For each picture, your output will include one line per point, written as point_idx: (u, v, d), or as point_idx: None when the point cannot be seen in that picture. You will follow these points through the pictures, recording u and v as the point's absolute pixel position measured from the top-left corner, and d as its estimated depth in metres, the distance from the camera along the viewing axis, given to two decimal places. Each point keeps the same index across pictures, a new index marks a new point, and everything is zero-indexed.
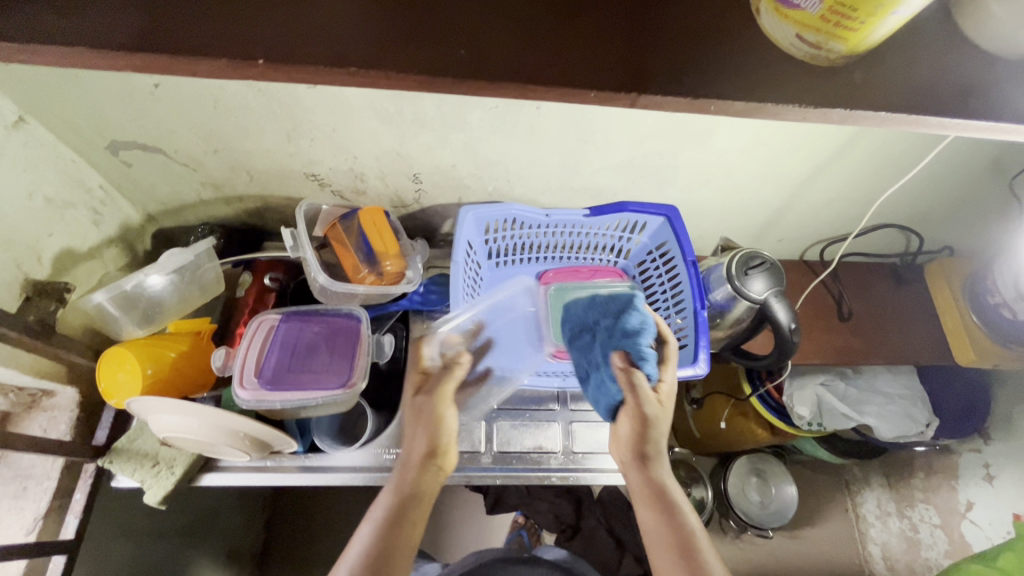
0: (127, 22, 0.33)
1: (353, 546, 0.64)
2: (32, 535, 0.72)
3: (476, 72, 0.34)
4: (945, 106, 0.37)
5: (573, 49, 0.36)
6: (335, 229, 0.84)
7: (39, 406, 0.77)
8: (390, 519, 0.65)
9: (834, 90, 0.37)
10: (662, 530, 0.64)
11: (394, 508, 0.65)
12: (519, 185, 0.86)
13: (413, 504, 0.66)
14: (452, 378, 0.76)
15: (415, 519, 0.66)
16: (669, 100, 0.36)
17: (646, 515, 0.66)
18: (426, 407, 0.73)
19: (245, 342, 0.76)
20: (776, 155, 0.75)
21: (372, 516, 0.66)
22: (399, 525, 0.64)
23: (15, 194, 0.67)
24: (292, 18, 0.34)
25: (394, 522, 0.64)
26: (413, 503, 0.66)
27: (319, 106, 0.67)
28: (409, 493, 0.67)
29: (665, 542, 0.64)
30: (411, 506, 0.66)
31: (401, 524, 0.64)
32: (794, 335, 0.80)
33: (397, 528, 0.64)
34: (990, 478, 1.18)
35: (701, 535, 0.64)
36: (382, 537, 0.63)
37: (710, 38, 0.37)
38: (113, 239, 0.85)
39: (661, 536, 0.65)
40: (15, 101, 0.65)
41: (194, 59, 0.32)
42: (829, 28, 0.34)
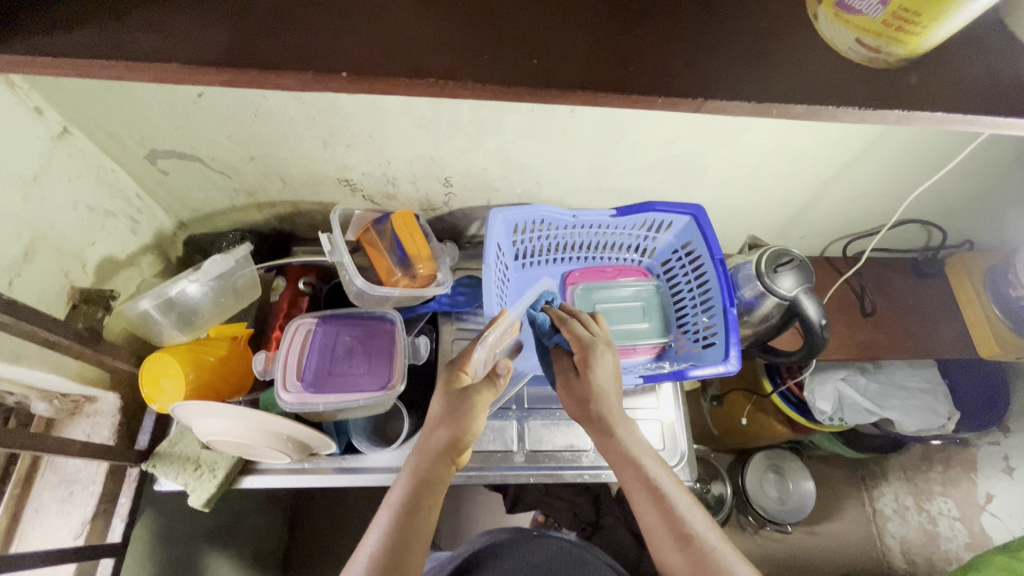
0: (221, 41, 0.35)
1: (372, 532, 0.61)
2: (80, 539, 0.73)
3: (549, 81, 0.36)
4: (996, 106, 0.38)
5: (636, 56, 0.38)
6: (369, 233, 0.85)
7: (83, 412, 0.79)
8: (406, 506, 0.62)
9: (887, 92, 0.38)
10: (647, 505, 0.62)
11: (410, 498, 0.63)
12: (547, 187, 0.86)
13: (432, 495, 0.64)
14: (496, 390, 0.70)
15: (430, 508, 0.63)
16: (735, 104, 0.37)
17: (633, 489, 0.64)
18: (455, 404, 0.68)
19: (284, 346, 0.78)
20: (805, 154, 0.76)
21: (390, 500, 0.63)
22: (416, 513, 0.62)
23: (62, 204, 0.68)
24: (374, 34, 0.36)
25: (410, 510, 0.62)
26: (431, 496, 0.63)
27: (357, 113, 0.68)
28: (429, 484, 0.64)
29: (649, 511, 0.62)
30: (428, 498, 0.63)
31: (420, 514, 0.62)
32: (824, 331, 0.81)
33: (414, 518, 0.61)
34: (1010, 470, 1.18)
35: (678, 496, 0.62)
36: (397, 527, 0.60)
37: (764, 43, 0.39)
38: (148, 247, 0.86)
39: (639, 495, 0.63)
40: (62, 113, 0.66)
41: (284, 74, 0.35)
42: (890, 32, 0.36)
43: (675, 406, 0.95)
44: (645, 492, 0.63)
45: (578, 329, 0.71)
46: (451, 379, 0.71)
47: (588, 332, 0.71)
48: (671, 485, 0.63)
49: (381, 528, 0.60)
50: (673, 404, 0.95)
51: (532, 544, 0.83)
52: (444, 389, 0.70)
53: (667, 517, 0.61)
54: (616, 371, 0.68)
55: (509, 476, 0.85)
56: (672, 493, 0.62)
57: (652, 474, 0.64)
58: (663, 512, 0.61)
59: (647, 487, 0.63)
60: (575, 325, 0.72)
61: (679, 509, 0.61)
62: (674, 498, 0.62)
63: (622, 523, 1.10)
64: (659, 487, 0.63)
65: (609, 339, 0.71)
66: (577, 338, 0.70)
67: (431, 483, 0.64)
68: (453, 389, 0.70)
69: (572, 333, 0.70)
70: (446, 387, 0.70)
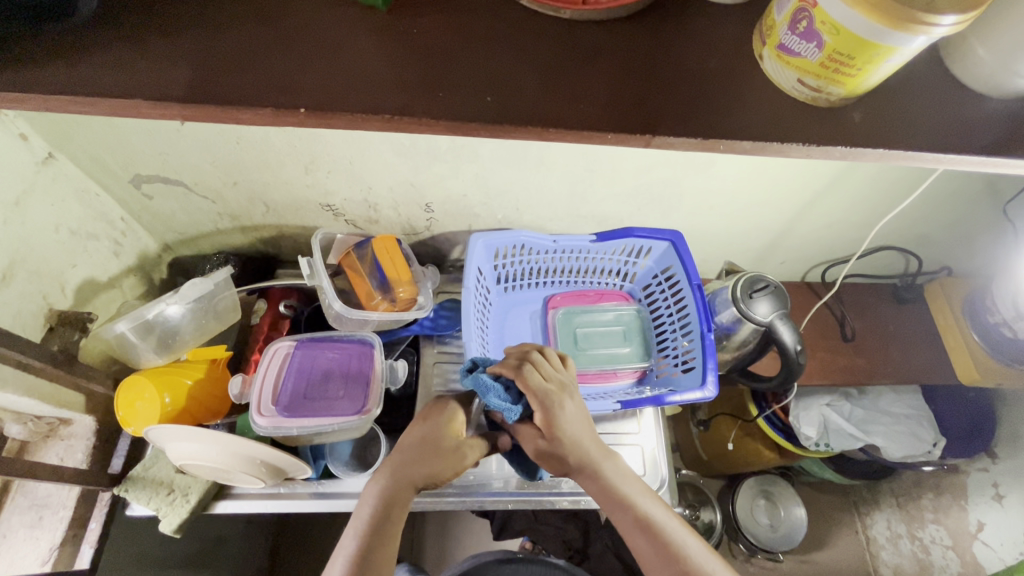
0: (185, 77, 0.37)
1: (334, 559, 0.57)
2: (46, 566, 0.71)
3: (502, 118, 0.37)
4: (938, 142, 0.39)
5: (585, 94, 0.39)
6: (349, 257, 0.86)
7: (57, 435, 0.77)
8: (370, 530, 0.58)
9: (830, 128, 0.40)
10: (642, 540, 0.60)
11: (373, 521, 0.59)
12: (527, 213, 0.88)
13: (395, 520, 0.60)
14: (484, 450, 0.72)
15: (393, 532, 0.59)
16: (680, 139, 0.38)
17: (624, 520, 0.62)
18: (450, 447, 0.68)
19: (261, 369, 0.78)
20: (777, 184, 0.77)
21: (355, 525, 0.59)
22: (381, 536, 0.58)
23: (43, 227, 0.69)
24: (332, 69, 0.38)
25: (376, 533, 0.58)
26: (393, 518, 0.60)
27: (336, 141, 0.70)
28: (392, 506, 0.61)
29: (642, 542, 0.60)
30: (393, 520, 0.60)
31: (383, 539, 0.58)
32: (800, 356, 0.82)
33: (379, 540, 0.58)
34: (1000, 498, 1.17)
35: (676, 528, 0.61)
36: (359, 552, 0.56)
37: (714, 80, 0.41)
38: (131, 269, 0.87)
39: (633, 532, 0.61)
40: (47, 138, 0.68)
41: (246, 109, 0.36)
42: (828, 74, 0.37)
43: (656, 431, 0.94)
44: (639, 516, 0.61)
45: (533, 382, 0.65)
46: (446, 420, 0.70)
47: (543, 379, 0.66)
48: (665, 517, 0.62)
49: (345, 554, 0.56)
50: (654, 428, 0.95)
51: (516, 567, 0.81)
52: (434, 425, 0.70)
53: (668, 555, 0.58)
54: (582, 416, 0.67)
55: (487, 502, 0.84)
56: (667, 525, 0.61)
57: (643, 510, 0.62)
58: (656, 540, 0.59)
59: (639, 519, 0.61)
60: (529, 374, 0.65)
61: (676, 541, 0.59)
62: (668, 527, 0.61)
63: (609, 549, 1.08)
64: (652, 519, 0.61)
65: (566, 384, 0.67)
66: (533, 393, 0.65)
67: (394, 510, 0.61)
68: (446, 432, 0.69)
69: (527, 387, 0.65)
70: (432, 424, 0.70)
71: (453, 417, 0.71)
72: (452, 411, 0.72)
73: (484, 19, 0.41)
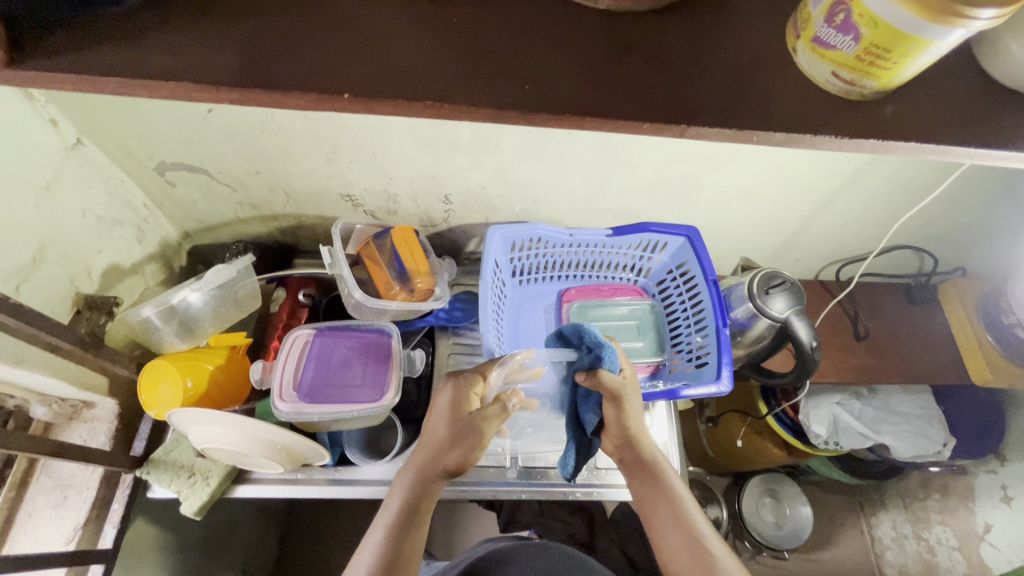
0: (232, 59, 0.38)
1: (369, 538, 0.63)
2: (71, 544, 0.73)
3: (538, 107, 0.38)
4: (967, 137, 0.40)
5: (621, 83, 0.40)
6: (368, 247, 0.87)
7: (80, 417, 0.79)
8: (402, 516, 0.63)
9: (861, 122, 0.40)
10: (671, 525, 0.66)
11: (405, 509, 0.63)
12: (544, 206, 0.89)
13: (422, 515, 0.64)
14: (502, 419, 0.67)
15: (422, 519, 0.64)
16: (716, 130, 0.39)
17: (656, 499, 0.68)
18: (469, 425, 0.64)
19: (282, 356, 0.79)
20: (796, 180, 0.78)
21: (388, 509, 0.64)
22: (412, 523, 0.63)
23: (71, 211, 0.70)
24: (373, 56, 0.39)
25: (407, 520, 0.63)
26: (422, 508, 0.64)
27: (360, 131, 0.71)
28: (421, 498, 0.64)
29: (668, 524, 0.66)
30: (422, 511, 0.64)
31: (412, 532, 0.62)
32: (814, 353, 0.82)
33: (407, 534, 0.62)
34: (1007, 500, 1.17)
35: (701, 517, 0.67)
36: (387, 545, 0.61)
37: (747, 73, 0.41)
38: (153, 256, 0.88)
39: (662, 512, 0.67)
40: (76, 125, 0.69)
41: (289, 94, 0.37)
42: (863, 67, 0.38)
43: (668, 425, 0.95)
44: (664, 502, 0.68)
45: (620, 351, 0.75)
46: (463, 399, 0.66)
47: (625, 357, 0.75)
48: (693, 503, 0.68)
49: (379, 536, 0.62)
50: (666, 423, 0.95)
51: (533, 551, 0.79)
52: (452, 408, 0.66)
53: (691, 542, 0.64)
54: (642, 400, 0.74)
55: (500, 492, 0.85)
56: (695, 513, 0.67)
57: (675, 492, 0.68)
58: (683, 528, 0.65)
59: (670, 500, 0.68)
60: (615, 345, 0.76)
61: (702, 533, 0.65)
62: (696, 516, 0.66)
63: (616, 544, 1.09)
64: (683, 505, 0.67)
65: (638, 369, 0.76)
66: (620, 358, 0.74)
67: (422, 504, 0.64)
68: (464, 413, 0.65)
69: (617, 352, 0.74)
70: (448, 408, 0.66)
71: (470, 393, 0.67)
72: (468, 386, 0.68)
73: (520, 10, 0.42)
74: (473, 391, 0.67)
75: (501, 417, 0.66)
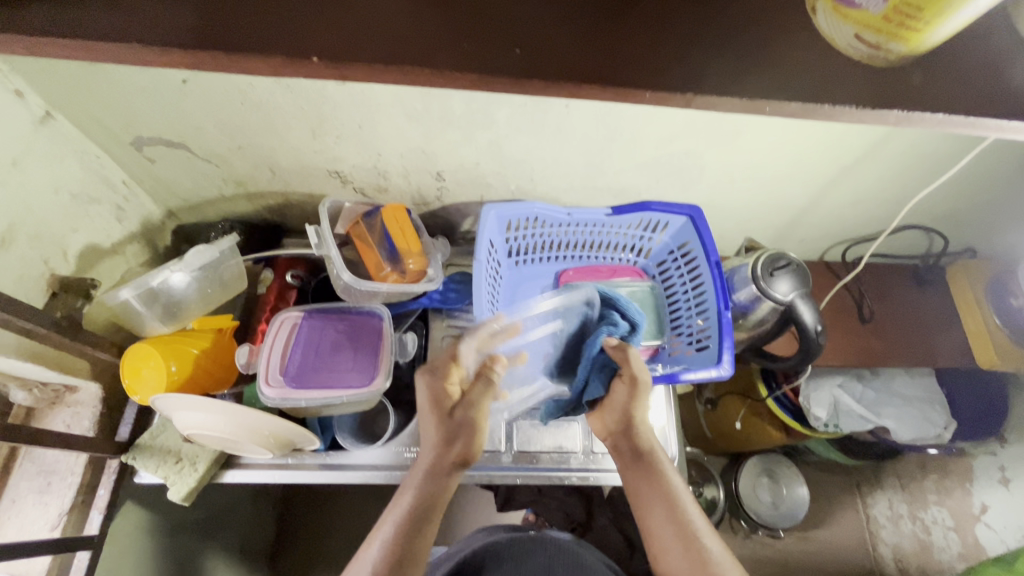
0: (189, 22, 0.35)
1: (377, 534, 0.64)
2: (56, 530, 0.72)
3: (532, 72, 0.35)
4: (998, 107, 0.36)
5: (621, 48, 0.36)
6: (358, 227, 0.84)
7: (62, 402, 0.77)
8: (410, 516, 0.63)
9: (884, 90, 0.37)
10: (660, 517, 0.65)
11: (415, 508, 0.64)
12: (542, 183, 0.85)
13: (433, 515, 0.64)
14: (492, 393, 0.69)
15: (434, 517, 0.64)
16: (725, 100, 0.35)
17: (648, 490, 0.67)
18: (461, 415, 0.68)
19: (268, 340, 0.76)
20: (807, 156, 0.74)
21: (395, 509, 0.65)
22: (424, 523, 0.63)
23: (42, 189, 0.67)
24: (347, 18, 0.36)
25: (417, 520, 0.63)
26: (435, 507, 0.64)
27: (346, 103, 0.66)
28: (433, 498, 0.64)
29: (659, 519, 0.65)
30: (433, 510, 0.64)
31: (421, 532, 0.63)
32: (819, 337, 0.80)
33: (415, 535, 0.63)
34: (1005, 481, 1.16)
35: (697, 515, 0.65)
36: (399, 541, 0.62)
37: (762, 35, 0.38)
38: (135, 235, 0.85)
39: (654, 505, 0.66)
40: (43, 96, 0.65)
41: (251, 58, 0.34)
42: (891, 28, 0.34)
43: (667, 409, 0.93)
44: (659, 495, 0.66)
45: None
46: (445, 391, 0.68)
47: None
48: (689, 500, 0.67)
49: (386, 533, 0.63)
50: (665, 407, 0.93)
51: (528, 545, 0.79)
52: (436, 403, 0.68)
53: (682, 537, 0.63)
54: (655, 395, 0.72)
55: (495, 477, 0.83)
56: (689, 509, 0.65)
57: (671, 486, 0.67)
58: (675, 522, 0.64)
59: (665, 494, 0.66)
60: None
61: (697, 532, 0.64)
62: (689, 511, 0.65)
63: (612, 524, 1.08)
64: (678, 500, 0.66)
65: None
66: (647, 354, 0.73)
67: (433, 504, 0.64)
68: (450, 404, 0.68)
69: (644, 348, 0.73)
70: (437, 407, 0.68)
71: (449, 381, 0.69)
72: (443, 377, 0.69)
73: None
74: (454, 374, 0.69)
75: (489, 391, 0.69)
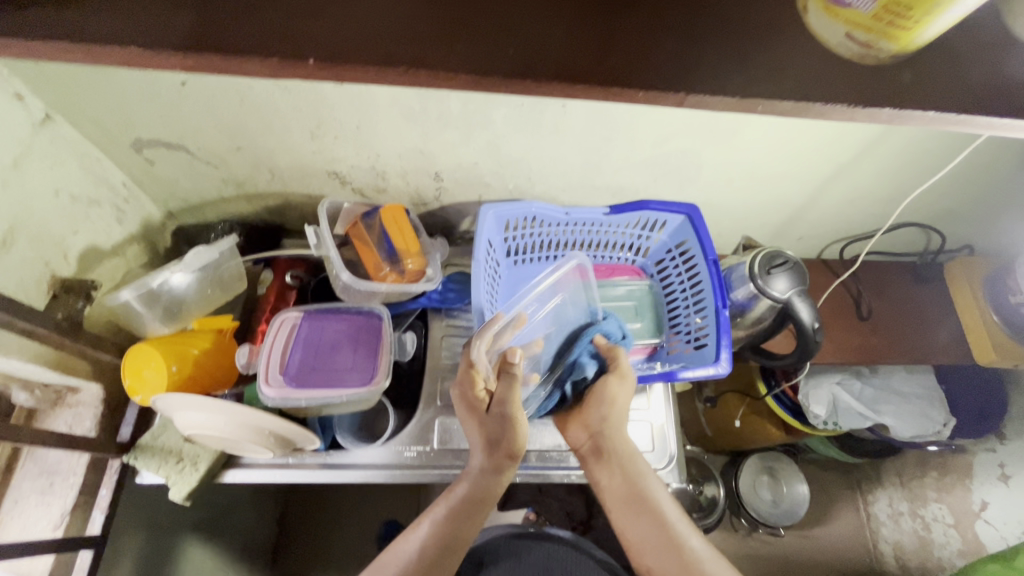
0: (187, 25, 0.36)
1: (419, 526, 0.66)
2: (59, 529, 0.72)
3: (524, 72, 0.35)
4: (987, 104, 0.37)
5: (612, 47, 0.37)
6: (356, 227, 0.84)
7: (65, 403, 0.77)
8: (453, 511, 0.65)
9: (875, 87, 0.37)
10: (641, 526, 0.66)
11: (458, 504, 0.65)
12: (539, 183, 0.85)
13: (484, 508, 0.66)
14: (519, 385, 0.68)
15: (480, 511, 0.66)
16: (716, 99, 0.36)
17: (621, 504, 0.69)
18: (496, 411, 0.67)
19: (268, 340, 0.77)
20: (803, 154, 0.74)
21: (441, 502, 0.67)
22: (468, 516, 0.65)
23: (43, 191, 0.67)
24: (341, 21, 0.36)
25: (462, 514, 0.65)
26: (482, 501, 0.66)
27: (344, 104, 0.67)
28: (479, 493, 0.66)
29: (642, 530, 0.66)
30: (479, 505, 0.66)
31: (468, 524, 0.65)
32: (817, 334, 0.80)
33: (459, 528, 0.65)
34: (1005, 478, 1.16)
35: (681, 525, 0.65)
36: (441, 533, 0.64)
37: (754, 34, 0.38)
38: (135, 237, 0.85)
39: (632, 516, 0.67)
40: (43, 99, 0.65)
41: (247, 61, 0.35)
42: (880, 27, 0.34)
43: (666, 407, 0.93)
44: (638, 505, 0.67)
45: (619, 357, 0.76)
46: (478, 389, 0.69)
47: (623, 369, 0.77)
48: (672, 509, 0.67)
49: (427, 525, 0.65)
50: (664, 405, 0.94)
51: (528, 544, 0.79)
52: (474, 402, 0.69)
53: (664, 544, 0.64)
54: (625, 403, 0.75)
55: None
56: (672, 519, 0.66)
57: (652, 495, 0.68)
58: (657, 528, 0.65)
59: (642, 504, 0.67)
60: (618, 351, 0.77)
61: (680, 538, 0.64)
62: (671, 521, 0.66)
63: None
64: (659, 509, 0.67)
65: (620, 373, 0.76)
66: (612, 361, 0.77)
67: (484, 498, 0.66)
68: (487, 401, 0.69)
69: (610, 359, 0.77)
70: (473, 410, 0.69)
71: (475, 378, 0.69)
72: (469, 376, 0.70)
73: None
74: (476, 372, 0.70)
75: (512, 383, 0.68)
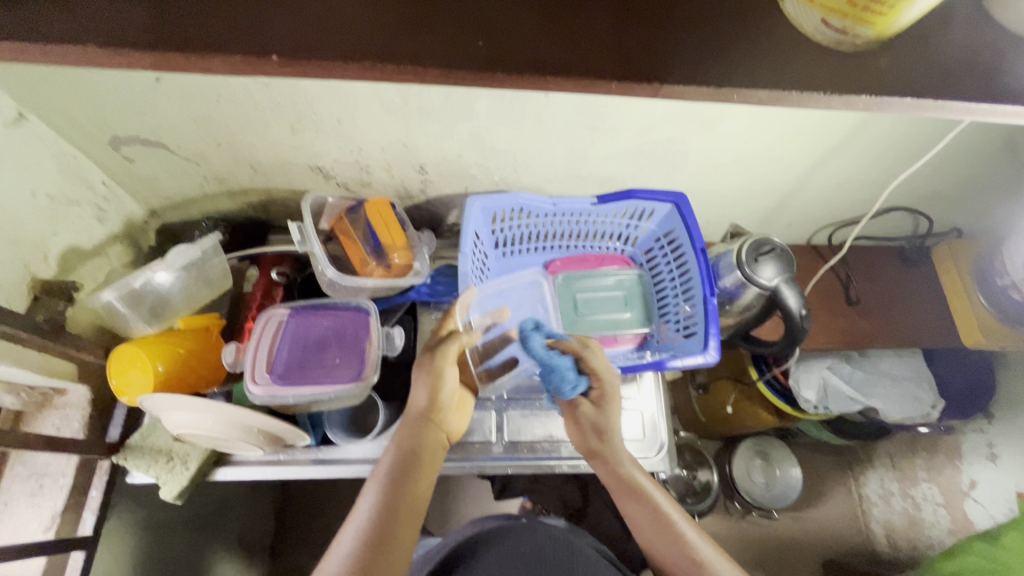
0: (146, 23, 0.35)
1: (362, 500, 0.63)
2: (49, 532, 0.72)
3: (495, 64, 0.35)
4: (967, 90, 0.36)
5: (585, 39, 0.37)
6: (341, 223, 0.84)
7: (51, 405, 0.77)
8: (392, 478, 0.64)
9: (853, 76, 0.37)
10: (644, 521, 0.68)
11: (398, 469, 0.65)
12: (525, 174, 0.84)
13: (419, 467, 0.66)
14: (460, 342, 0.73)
15: (418, 476, 0.65)
16: (693, 89, 0.36)
17: (627, 502, 0.69)
18: (427, 364, 0.72)
19: (254, 338, 0.77)
20: (789, 141, 0.73)
21: (378, 474, 0.65)
22: (405, 483, 0.64)
23: (18, 191, 0.66)
24: (308, 15, 0.36)
25: (400, 480, 0.64)
26: (418, 464, 0.66)
27: (323, 98, 0.66)
28: (413, 456, 0.66)
29: (647, 527, 0.68)
30: (415, 466, 0.66)
31: (409, 486, 0.64)
32: (804, 321, 0.80)
33: (401, 494, 0.63)
34: (993, 457, 1.27)
35: (679, 516, 0.67)
36: (387, 501, 0.62)
37: (730, 22, 0.38)
38: (118, 236, 0.84)
39: (638, 512, 0.68)
40: (15, 97, 0.64)
41: (213, 58, 0.34)
42: (857, 14, 0.34)
43: (657, 396, 0.94)
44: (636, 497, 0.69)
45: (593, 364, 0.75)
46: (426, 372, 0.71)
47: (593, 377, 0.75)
48: (673, 509, 0.68)
49: (371, 497, 0.63)
50: (654, 393, 0.94)
51: (519, 533, 0.79)
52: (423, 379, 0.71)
53: (660, 532, 0.66)
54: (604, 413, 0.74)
55: (487, 467, 0.84)
56: (675, 517, 0.67)
57: (656, 502, 0.68)
58: (661, 531, 0.66)
59: (653, 509, 0.68)
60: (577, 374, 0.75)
61: (683, 533, 0.66)
62: (674, 519, 0.67)
63: (608, 508, 1.09)
64: (663, 509, 0.68)
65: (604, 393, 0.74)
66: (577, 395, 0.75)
67: (418, 455, 0.67)
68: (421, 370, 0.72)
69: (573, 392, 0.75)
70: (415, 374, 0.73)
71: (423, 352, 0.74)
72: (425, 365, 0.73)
73: None
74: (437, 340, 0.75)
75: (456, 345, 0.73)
